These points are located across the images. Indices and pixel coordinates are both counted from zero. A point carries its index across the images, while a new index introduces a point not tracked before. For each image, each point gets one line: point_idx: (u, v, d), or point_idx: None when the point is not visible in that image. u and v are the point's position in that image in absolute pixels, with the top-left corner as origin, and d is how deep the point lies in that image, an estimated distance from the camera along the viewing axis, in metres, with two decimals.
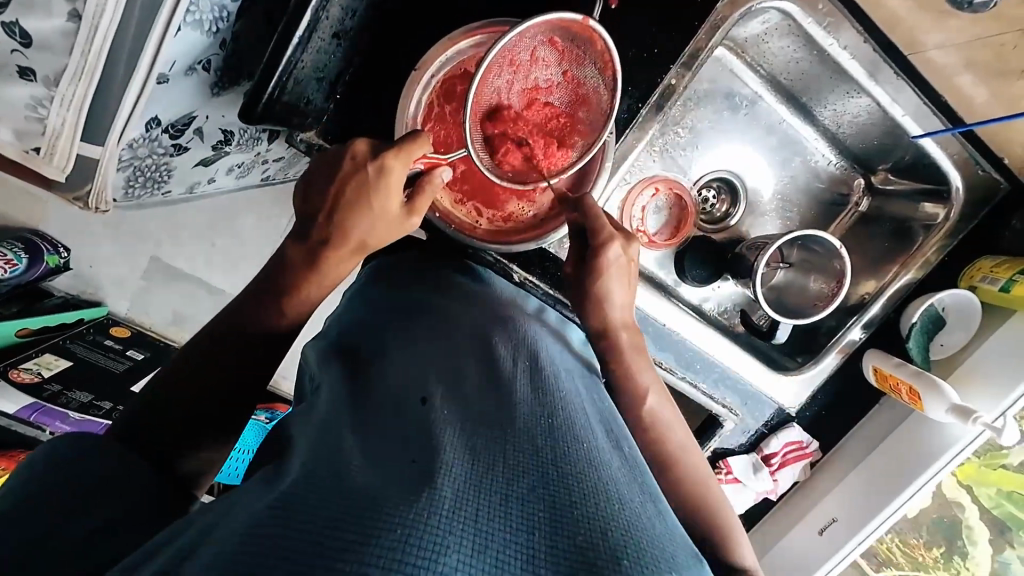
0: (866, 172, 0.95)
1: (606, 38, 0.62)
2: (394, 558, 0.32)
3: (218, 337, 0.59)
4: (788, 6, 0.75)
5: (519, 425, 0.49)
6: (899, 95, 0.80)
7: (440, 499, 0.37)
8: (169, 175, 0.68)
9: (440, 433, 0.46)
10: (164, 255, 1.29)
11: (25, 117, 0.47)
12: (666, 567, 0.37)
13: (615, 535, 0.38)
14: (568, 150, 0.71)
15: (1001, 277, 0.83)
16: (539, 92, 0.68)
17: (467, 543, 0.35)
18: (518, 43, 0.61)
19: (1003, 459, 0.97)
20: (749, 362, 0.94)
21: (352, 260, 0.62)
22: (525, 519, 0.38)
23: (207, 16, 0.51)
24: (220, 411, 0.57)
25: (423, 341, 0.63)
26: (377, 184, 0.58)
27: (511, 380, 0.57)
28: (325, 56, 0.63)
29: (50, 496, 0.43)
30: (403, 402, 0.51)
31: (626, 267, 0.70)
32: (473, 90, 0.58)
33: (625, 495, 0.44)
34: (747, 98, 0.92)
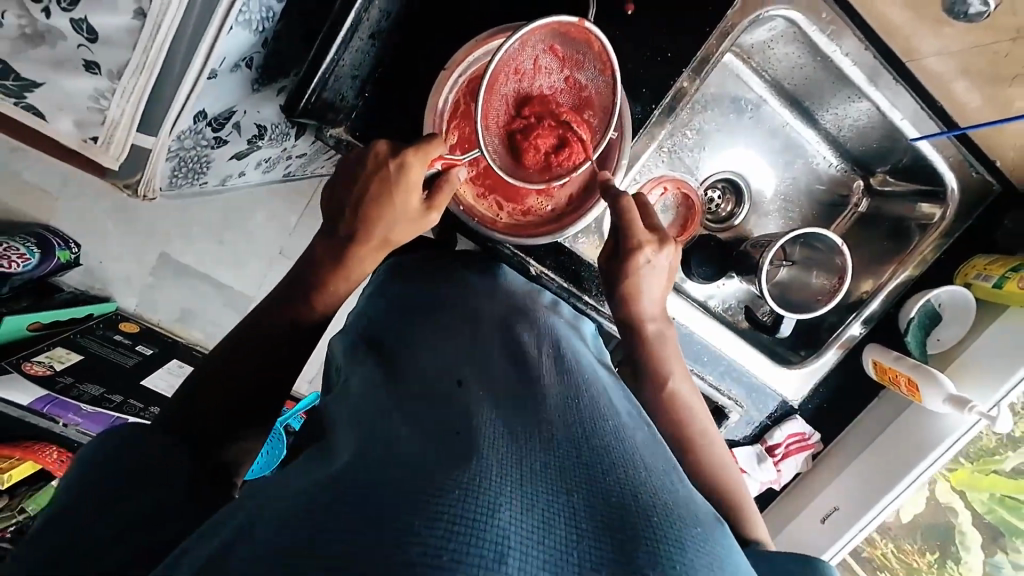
0: (865, 174, 0.99)
1: (601, 40, 0.65)
2: (455, 516, 0.35)
3: (245, 338, 0.61)
4: (794, 14, 0.78)
5: (548, 405, 0.52)
6: (897, 101, 0.84)
7: (487, 465, 0.41)
8: (207, 167, 0.72)
9: (477, 409, 0.49)
10: (173, 251, 1.31)
11: (86, 108, 0.49)
12: (690, 524, 0.41)
13: (644, 497, 0.42)
14: (582, 148, 0.72)
15: (993, 273, 0.87)
16: (545, 98, 0.71)
17: (516, 501, 0.38)
18: (520, 52, 0.66)
19: (996, 465, 1.00)
20: (754, 355, 0.97)
21: (378, 254, 0.65)
22: (563, 482, 0.42)
23: (255, 16, 0.55)
24: (253, 403, 0.59)
25: (455, 331, 0.66)
26: (398, 181, 0.60)
27: (535, 364, 0.60)
28: (364, 55, 0.69)
29: (90, 491, 0.45)
30: (439, 384, 0.54)
31: (661, 269, 0.71)
32: (482, 95, 0.62)
33: (649, 464, 0.48)
34: (752, 102, 0.96)
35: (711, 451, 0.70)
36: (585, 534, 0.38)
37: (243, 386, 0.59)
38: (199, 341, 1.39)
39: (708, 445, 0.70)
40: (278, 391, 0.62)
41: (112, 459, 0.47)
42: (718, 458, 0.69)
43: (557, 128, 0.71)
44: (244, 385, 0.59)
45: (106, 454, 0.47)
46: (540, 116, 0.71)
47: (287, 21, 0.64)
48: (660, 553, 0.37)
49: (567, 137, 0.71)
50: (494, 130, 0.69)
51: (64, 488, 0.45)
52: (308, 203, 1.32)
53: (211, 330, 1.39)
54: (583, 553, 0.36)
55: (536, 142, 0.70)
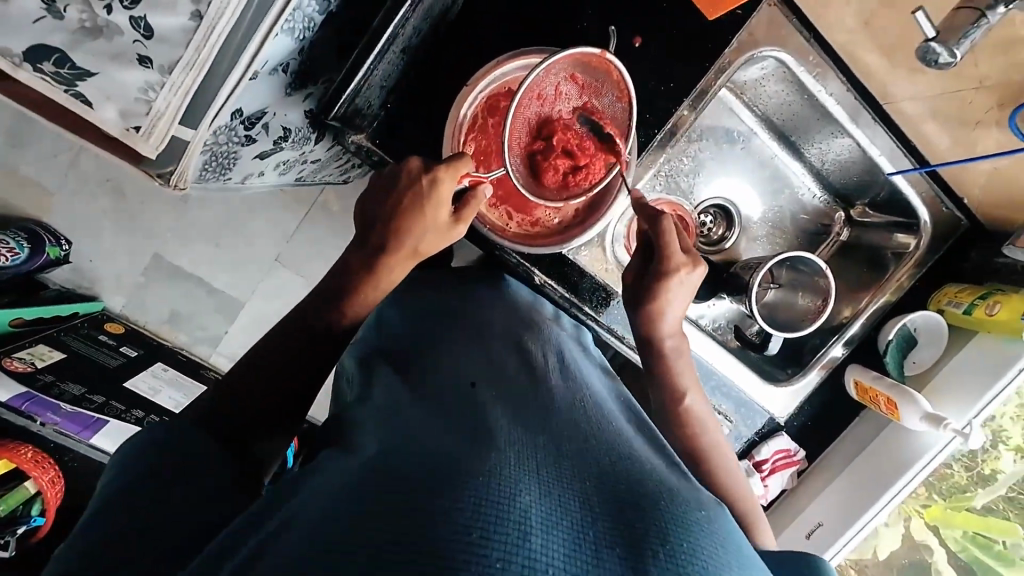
0: (845, 206, 1.06)
1: (621, 69, 0.72)
2: (479, 499, 0.39)
3: (268, 351, 0.64)
4: (784, 56, 0.85)
5: (556, 406, 0.56)
6: (875, 138, 0.92)
7: (506, 458, 0.44)
8: (234, 163, 0.73)
9: (490, 411, 0.53)
10: (168, 253, 1.31)
11: (135, 98, 0.52)
12: (695, 508, 0.44)
13: (651, 486, 0.45)
14: (599, 170, 0.78)
15: (963, 300, 0.94)
16: (564, 121, 0.76)
17: (535, 488, 0.42)
18: (544, 78, 0.71)
19: (967, 502, 1.02)
20: (745, 372, 1.01)
21: (405, 264, 0.70)
22: (576, 473, 0.45)
23: (297, 25, 0.60)
24: (278, 410, 0.62)
25: (468, 340, 0.70)
26: (429, 195, 0.67)
27: (544, 370, 0.64)
28: (392, 68, 0.73)
29: (121, 499, 0.48)
30: (452, 391, 0.58)
31: (688, 291, 0.75)
32: (511, 114, 0.67)
33: (653, 460, 0.51)
34: (743, 133, 1.03)
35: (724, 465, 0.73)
36: (599, 517, 0.41)
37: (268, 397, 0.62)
38: (185, 345, 1.37)
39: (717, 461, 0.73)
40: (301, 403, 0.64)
41: (141, 469, 0.50)
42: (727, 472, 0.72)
43: (575, 152, 0.77)
44: (268, 395, 0.62)
45: (136, 464, 0.50)
46: (563, 139, 0.75)
47: (322, 31, 0.68)
48: (669, 535, 0.40)
49: (585, 160, 0.77)
50: (517, 150, 0.74)
51: (106, 489, 0.50)
52: (308, 212, 1.33)
53: (199, 335, 1.37)
54: (599, 533, 0.39)
55: (557, 163, 0.76)
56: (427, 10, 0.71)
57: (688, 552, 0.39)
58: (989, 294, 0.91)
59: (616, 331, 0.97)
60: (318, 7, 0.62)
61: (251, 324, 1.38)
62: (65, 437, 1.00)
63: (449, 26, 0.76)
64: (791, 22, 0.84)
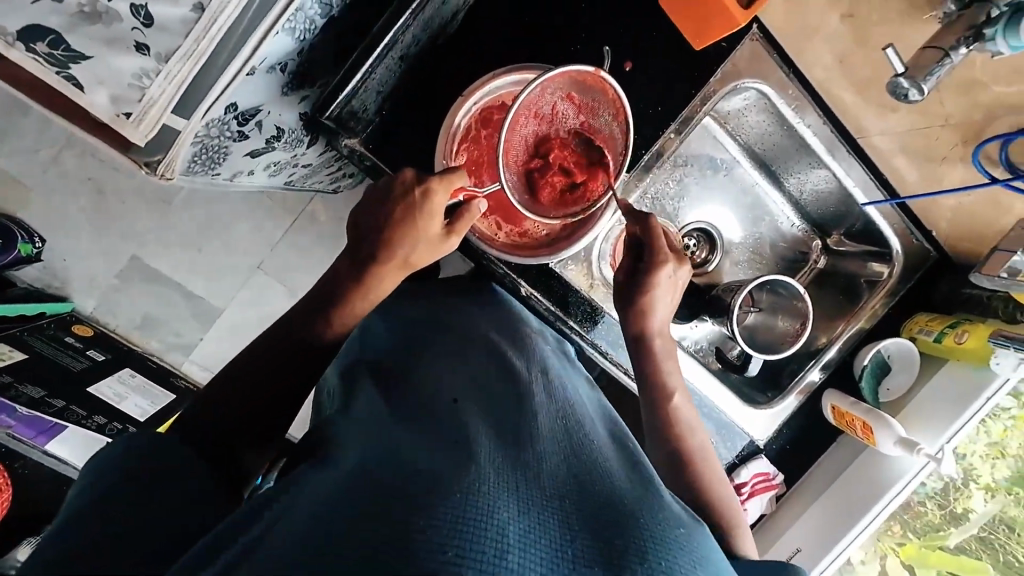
0: (822, 235, 1.10)
1: (616, 87, 0.73)
2: (457, 516, 0.39)
3: (244, 365, 0.68)
4: (765, 88, 0.89)
5: (538, 422, 0.56)
6: (850, 171, 0.96)
7: (486, 473, 0.44)
8: (224, 158, 0.73)
9: (470, 425, 0.53)
10: (146, 255, 1.28)
11: (128, 85, 0.52)
12: (674, 527, 0.44)
13: (631, 502, 0.45)
14: (597, 188, 0.79)
15: (934, 329, 0.97)
16: (561, 140, 0.78)
17: (514, 504, 0.42)
18: (540, 97, 0.73)
19: (941, 541, 1.03)
20: (725, 394, 1.02)
21: (396, 274, 0.72)
22: (556, 490, 0.45)
23: (298, 26, 0.61)
24: (259, 415, 0.65)
25: (453, 354, 0.70)
26: (422, 207, 0.68)
27: (528, 386, 0.64)
28: (389, 74, 0.75)
29: (91, 508, 0.48)
30: (432, 403, 0.58)
31: (674, 287, 0.78)
32: (505, 131, 0.69)
33: (634, 477, 0.52)
34: (726, 161, 1.06)
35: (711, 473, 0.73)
36: (577, 535, 0.41)
37: (250, 403, 0.65)
38: (156, 352, 1.33)
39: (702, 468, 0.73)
40: (283, 408, 0.68)
41: (114, 475, 0.50)
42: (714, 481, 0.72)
43: (571, 169, 0.78)
44: (247, 403, 0.65)
45: (111, 471, 0.51)
46: (560, 158, 0.77)
47: (322, 36, 0.69)
48: (647, 554, 0.40)
49: (582, 178, 0.78)
50: (516, 167, 0.75)
51: (78, 499, 0.50)
52: (294, 222, 1.31)
53: (171, 341, 1.33)
54: (577, 552, 0.39)
55: (555, 181, 0.78)
56: (427, 21, 0.73)
57: (665, 570, 0.39)
58: (958, 323, 0.95)
59: (600, 347, 0.98)
60: (320, 10, 0.64)
61: (229, 331, 1.35)
62: (18, 441, 0.98)
63: (448, 41, 0.79)
64: (773, 57, 0.88)
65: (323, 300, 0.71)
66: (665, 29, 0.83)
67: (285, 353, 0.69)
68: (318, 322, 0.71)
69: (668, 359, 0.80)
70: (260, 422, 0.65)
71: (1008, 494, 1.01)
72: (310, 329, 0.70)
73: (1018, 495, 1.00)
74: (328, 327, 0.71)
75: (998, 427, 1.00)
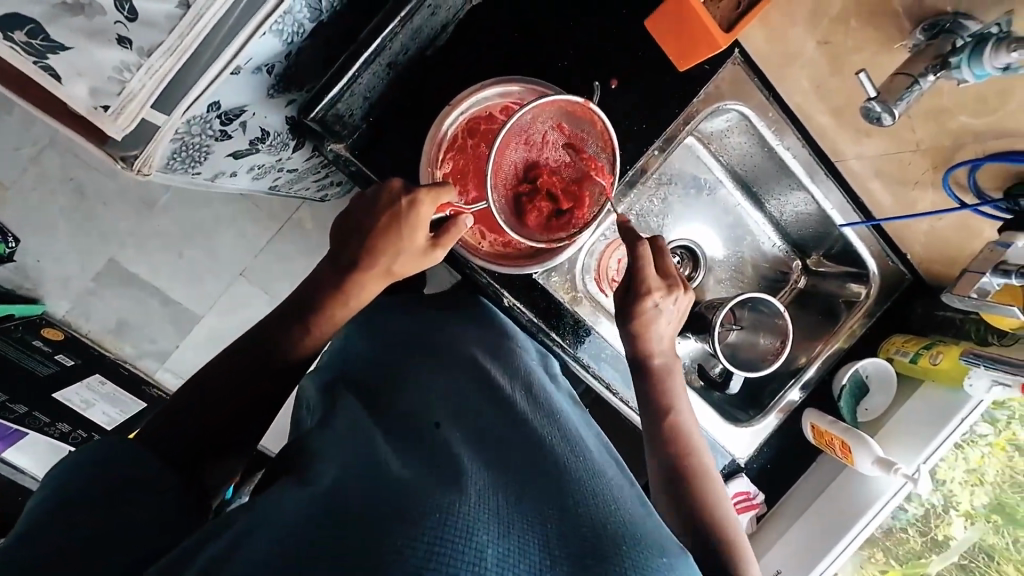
0: (802, 256, 1.12)
1: (604, 120, 0.75)
2: (435, 538, 0.41)
3: (210, 373, 0.66)
4: (746, 110, 0.92)
5: (524, 443, 0.58)
6: (828, 194, 0.98)
7: (467, 495, 0.47)
8: (205, 157, 0.72)
9: (456, 449, 0.55)
10: (124, 258, 1.25)
11: (107, 78, 0.51)
12: (656, 555, 0.45)
13: (613, 527, 0.47)
14: (582, 215, 0.81)
15: (910, 349, 0.99)
16: (550, 168, 0.80)
17: (494, 527, 0.44)
18: (531, 125, 0.75)
19: (922, 568, 1.03)
20: (706, 411, 1.02)
21: (379, 283, 0.71)
22: (538, 514, 0.47)
23: (286, 29, 0.62)
24: (237, 419, 0.64)
25: (441, 371, 0.71)
26: (408, 217, 0.67)
27: (516, 406, 0.66)
28: (377, 80, 0.75)
29: (53, 515, 0.49)
30: (418, 423, 0.60)
31: (666, 314, 0.76)
32: (493, 155, 0.70)
33: (619, 499, 0.53)
34: (710, 182, 1.08)
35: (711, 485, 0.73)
36: (557, 561, 0.43)
37: (226, 406, 0.64)
38: (129, 358, 1.29)
39: (703, 479, 0.73)
40: (261, 411, 0.67)
41: (79, 483, 0.51)
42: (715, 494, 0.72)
43: (557, 197, 0.80)
44: (218, 412, 0.63)
45: (77, 478, 0.51)
46: (547, 185, 0.79)
47: (310, 40, 0.70)
48: None
49: (568, 206, 0.80)
50: (504, 192, 0.76)
51: (35, 508, 0.50)
52: (280, 229, 1.29)
53: (145, 347, 1.29)
54: None
55: (541, 207, 0.79)
56: (415, 31, 0.74)
57: None
58: (932, 345, 0.96)
59: (582, 361, 0.97)
60: (309, 15, 0.65)
61: (206, 339, 1.31)
62: None
63: (438, 53, 0.80)
64: (753, 82, 0.91)
65: (302, 306, 0.70)
66: (650, 50, 0.84)
67: (259, 361, 0.67)
68: (293, 327, 0.69)
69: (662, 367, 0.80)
70: (238, 426, 0.65)
71: (987, 522, 1.00)
72: (286, 334, 0.68)
73: (997, 523, 0.99)
74: (305, 332, 0.69)
75: (976, 453, 1.00)
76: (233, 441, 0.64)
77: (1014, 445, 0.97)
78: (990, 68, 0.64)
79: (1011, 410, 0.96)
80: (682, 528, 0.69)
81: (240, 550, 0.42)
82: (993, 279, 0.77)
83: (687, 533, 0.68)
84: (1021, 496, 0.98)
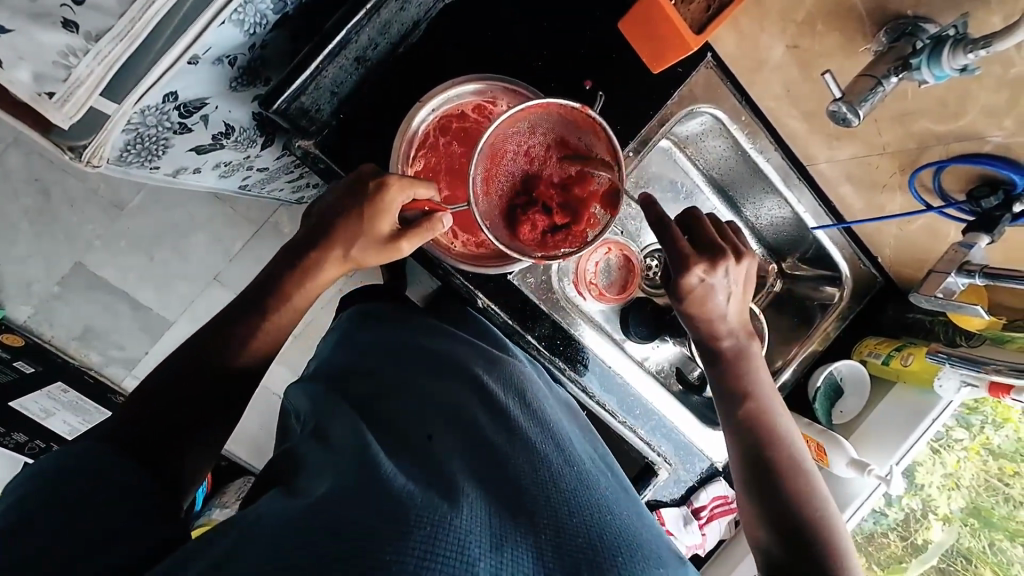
0: (777, 259, 1.12)
1: (605, 127, 0.73)
2: (426, 552, 0.40)
3: (172, 374, 0.61)
4: (719, 113, 0.93)
5: (519, 452, 0.55)
6: (802, 198, 1.00)
7: (460, 509, 0.45)
8: (163, 151, 0.73)
9: (448, 464, 0.53)
10: (91, 262, 1.19)
11: (51, 62, 0.52)
12: (653, 566, 0.44)
13: (611, 538, 0.45)
14: (580, 235, 0.76)
15: (882, 351, 1.00)
16: (552, 183, 0.75)
17: (486, 542, 0.43)
18: (531, 137, 0.74)
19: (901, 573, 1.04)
20: (684, 415, 1.03)
21: (335, 269, 0.69)
22: (531, 525, 0.46)
23: (247, 19, 0.62)
24: (197, 419, 0.60)
25: (430, 378, 0.69)
26: (375, 201, 0.65)
27: (506, 408, 0.64)
28: (344, 74, 0.76)
29: (10, 530, 0.46)
30: (410, 438, 0.58)
31: (718, 288, 0.71)
32: (478, 157, 0.68)
33: (613, 506, 0.51)
34: (688, 188, 1.07)
35: (807, 478, 0.70)
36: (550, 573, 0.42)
37: (172, 411, 0.59)
38: (96, 366, 1.23)
39: (798, 473, 0.70)
40: (223, 408, 0.62)
41: (34, 496, 0.48)
42: (813, 486, 0.70)
43: (557, 213, 0.75)
44: (175, 411, 0.59)
45: (32, 491, 0.49)
46: (545, 201, 0.75)
47: (274, 32, 0.70)
48: None
49: (564, 221, 0.75)
50: (497, 204, 0.74)
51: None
52: (256, 232, 1.26)
53: (113, 354, 1.24)
54: None
55: (537, 221, 0.75)
56: (383, 25, 0.75)
57: None
58: (904, 346, 0.98)
59: (558, 365, 0.96)
60: (272, 6, 0.65)
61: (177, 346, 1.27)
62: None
63: (409, 49, 0.78)
64: (726, 85, 0.92)
65: (267, 306, 0.67)
66: (623, 50, 0.84)
67: (203, 368, 0.62)
68: (256, 327, 0.66)
69: (730, 338, 0.75)
70: (201, 421, 0.60)
71: (964, 525, 1.00)
72: (250, 338, 0.66)
73: (974, 526, 1.00)
74: (270, 329, 0.67)
75: (953, 457, 1.00)
76: (204, 444, 0.60)
77: (988, 449, 0.98)
78: (949, 70, 0.64)
79: (984, 414, 0.97)
80: (764, 518, 0.69)
81: (228, 557, 0.42)
82: (959, 279, 0.78)
83: (779, 536, 0.67)
84: (996, 500, 0.98)
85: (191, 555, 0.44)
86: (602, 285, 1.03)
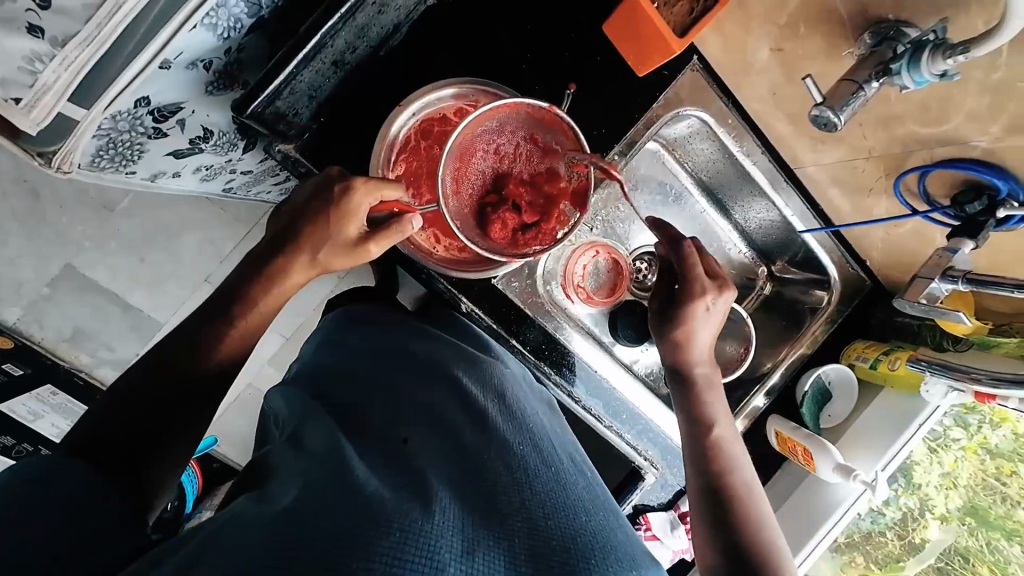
0: (767, 262, 1.12)
1: (568, 121, 0.72)
2: (393, 558, 0.39)
3: (147, 379, 0.61)
4: (705, 116, 0.92)
5: (494, 453, 0.55)
6: (789, 201, 0.99)
7: (432, 513, 0.45)
8: (139, 156, 0.72)
9: (424, 467, 0.52)
10: (80, 263, 1.17)
11: (18, 68, 0.53)
12: (627, 567, 0.44)
13: (583, 540, 0.45)
14: (550, 232, 0.75)
15: (869, 355, 1.00)
16: (521, 182, 0.75)
17: (456, 545, 0.42)
18: (500, 136, 0.74)
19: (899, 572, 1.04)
20: (671, 419, 1.03)
21: (305, 273, 0.68)
22: (504, 528, 0.45)
23: (221, 23, 0.62)
24: (172, 425, 0.60)
25: (410, 381, 0.69)
26: (341, 204, 0.65)
27: (485, 410, 0.64)
28: (321, 78, 0.75)
29: None
30: (387, 440, 0.57)
31: (714, 315, 0.74)
32: (444, 158, 0.68)
33: (589, 507, 0.51)
34: (676, 190, 1.07)
35: (755, 505, 0.70)
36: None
37: (146, 418, 0.58)
38: (86, 367, 1.23)
39: (747, 497, 0.70)
40: (197, 415, 0.62)
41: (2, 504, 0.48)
42: (761, 518, 0.69)
43: (527, 210, 0.75)
44: (148, 416, 0.59)
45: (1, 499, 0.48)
46: (512, 199, 0.74)
47: (250, 35, 0.69)
48: None
49: (533, 219, 0.75)
50: (467, 204, 0.74)
51: None
52: (247, 234, 1.25)
53: (102, 355, 1.23)
54: None
55: (507, 220, 0.74)
56: (360, 29, 0.73)
57: None
58: (891, 351, 0.98)
59: (544, 370, 0.95)
60: (246, 10, 0.64)
61: None
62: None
63: (388, 54, 0.78)
64: (712, 87, 0.91)
65: (245, 311, 0.66)
66: (607, 53, 0.84)
67: (180, 373, 0.62)
68: (238, 334, 0.66)
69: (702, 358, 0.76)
70: (177, 427, 0.60)
71: (961, 524, 0.99)
72: (232, 342, 0.66)
73: (971, 526, 0.98)
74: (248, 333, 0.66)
75: (950, 457, 1.00)
76: (178, 450, 0.60)
77: (986, 448, 0.97)
78: (928, 75, 0.64)
79: (982, 414, 0.96)
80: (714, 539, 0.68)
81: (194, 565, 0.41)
82: (943, 284, 0.79)
83: (726, 558, 0.66)
84: (994, 499, 0.97)
85: (160, 562, 0.44)
86: (590, 288, 1.03)
